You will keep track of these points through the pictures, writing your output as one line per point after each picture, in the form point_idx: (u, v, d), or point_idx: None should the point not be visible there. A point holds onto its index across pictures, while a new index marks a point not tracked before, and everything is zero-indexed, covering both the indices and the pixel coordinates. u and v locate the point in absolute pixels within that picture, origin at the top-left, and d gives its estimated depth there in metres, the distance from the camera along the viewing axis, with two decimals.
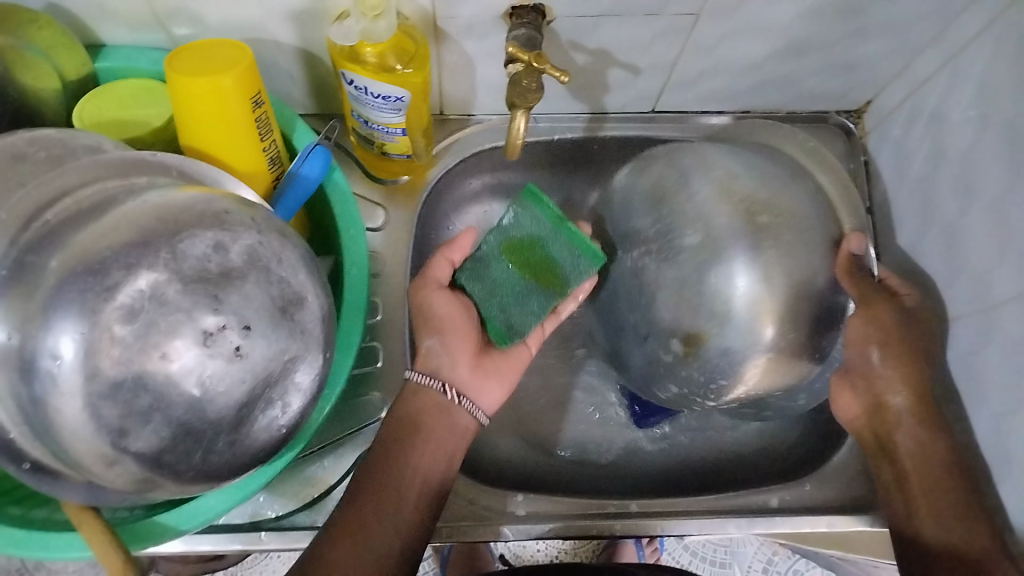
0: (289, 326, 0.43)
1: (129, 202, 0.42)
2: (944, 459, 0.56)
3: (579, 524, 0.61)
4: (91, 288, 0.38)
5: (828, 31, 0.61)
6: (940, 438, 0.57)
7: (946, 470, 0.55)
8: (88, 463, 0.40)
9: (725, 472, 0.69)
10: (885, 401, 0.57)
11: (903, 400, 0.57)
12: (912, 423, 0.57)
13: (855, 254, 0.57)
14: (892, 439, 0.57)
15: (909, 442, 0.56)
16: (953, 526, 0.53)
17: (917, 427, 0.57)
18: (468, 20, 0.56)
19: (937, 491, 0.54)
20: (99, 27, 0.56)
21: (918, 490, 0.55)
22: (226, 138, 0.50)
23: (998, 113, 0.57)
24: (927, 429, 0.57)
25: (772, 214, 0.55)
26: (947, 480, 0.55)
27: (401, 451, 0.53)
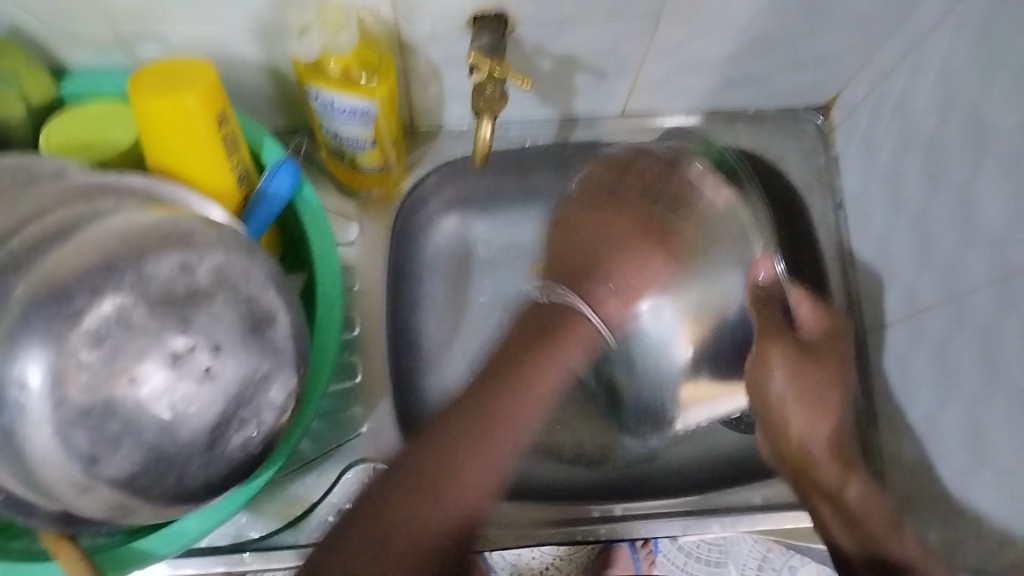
0: (260, 344, 0.42)
1: (93, 226, 0.42)
2: (863, 487, 0.55)
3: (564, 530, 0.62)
4: (54, 315, 0.38)
5: (789, 28, 0.62)
6: (850, 477, 0.55)
7: (864, 495, 0.55)
8: (60, 490, 0.40)
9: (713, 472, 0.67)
10: (791, 440, 0.55)
11: (808, 435, 0.55)
12: (821, 457, 0.55)
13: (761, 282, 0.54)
14: (808, 466, 0.55)
15: (829, 477, 0.55)
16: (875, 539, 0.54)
17: (825, 455, 0.55)
18: (429, 30, 0.56)
19: (867, 534, 0.54)
20: (63, 50, 0.55)
21: (847, 538, 0.54)
22: (192, 157, 0.50)
23: (960, 102, 0.57)
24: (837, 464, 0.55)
25: None
26: (870, 507, 0.55)
27: (443, 435, 0.45)
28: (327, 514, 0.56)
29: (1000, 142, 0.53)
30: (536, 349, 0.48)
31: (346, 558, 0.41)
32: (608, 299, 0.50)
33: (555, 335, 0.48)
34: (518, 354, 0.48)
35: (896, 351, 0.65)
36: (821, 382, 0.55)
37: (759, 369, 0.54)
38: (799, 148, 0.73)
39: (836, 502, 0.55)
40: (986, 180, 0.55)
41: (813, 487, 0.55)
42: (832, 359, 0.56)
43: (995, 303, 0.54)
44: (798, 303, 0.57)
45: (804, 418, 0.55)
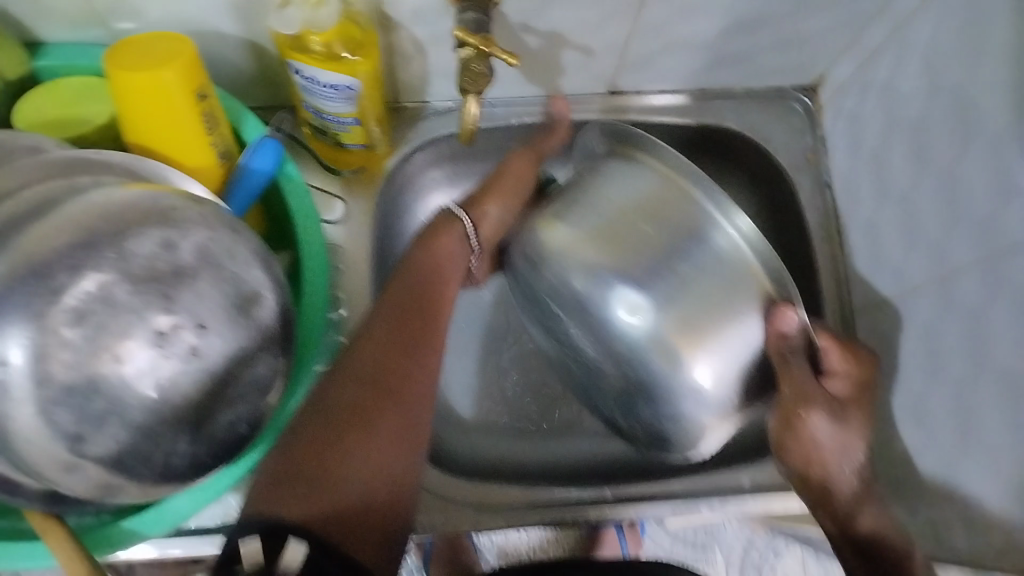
0: (246, 323, 0.42)
1: (72, 202, 0.41)
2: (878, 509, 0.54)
3: (554, 512, 0.61)
4: (35, 294, 0.37)
5: (777, 4, 0.62)
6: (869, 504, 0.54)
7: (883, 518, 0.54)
8: (44, 470, 0.39)
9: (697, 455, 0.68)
10: (811, 476, 0.53)
11: (837, 472, 0.53)
12: (843, 489, 0.53)
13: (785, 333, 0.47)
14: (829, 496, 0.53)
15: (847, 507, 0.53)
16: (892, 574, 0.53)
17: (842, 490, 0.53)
18: (415, 5, 0.56)
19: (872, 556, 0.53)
20: (37, 23, 0.54)
21: (851, 552, 0.54)
22: (172, 134, 0.49)
23: (948, 79, 0.57)
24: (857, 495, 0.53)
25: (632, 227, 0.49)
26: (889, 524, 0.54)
27: (351, 387, 0.48)
28: None
29: (988, 119, 0.53)
30: (420, 326, 0.53)
31: (294, 503, 0.43)
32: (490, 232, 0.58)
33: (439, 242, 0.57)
34: (388, 325, 0.52)
35: (881, 328, 0.66)
36: (854, 425, 0.53)
37: (789, 415, 0.51)
38: (785, 126, 0.73)
39: (848, 530, 0.54)
40: (973, 157, 0.55)
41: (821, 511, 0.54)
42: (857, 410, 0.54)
43: (980, 281, 0.55)
44: (830, 353, 0.54)
45: (834, 451, 0.52)
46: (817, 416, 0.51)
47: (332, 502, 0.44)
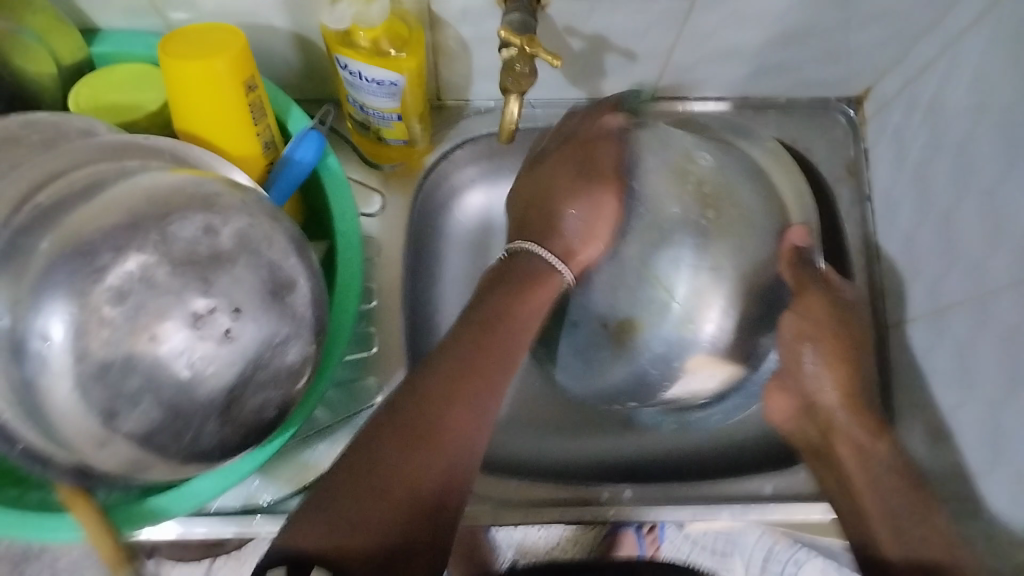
0: (280, 309, 0.43)
1: (119, 184, 0.42)
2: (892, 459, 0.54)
3: (572, 511, 0.61)
4: (79, 270, 0.39)
5: (825, 16, 0.61)
6: (883, 439, 0.54)
7: (894, 465, 0.53)
8: (78, 443, 0.40)
9: (716, 463, 0.68)
10: (815, 399, 0.56)
11: (831, 395, 0.56)
12: (849, 422, 0.55)
13: (797, 247, 0.58)
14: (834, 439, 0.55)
15: (851, 448, 0.54)
16: (914, 545, 0.50)
17: (845, 418, 0.55)
18: (461, 5, 0.56)
19: (892, 509, 0.51)
20: (94, 10, 0.56)
21: (870, 499, 0.52)
22: (220, 122, 0.50)
23: (995, 101, 0.56)
24: (867, 424, 0.55)
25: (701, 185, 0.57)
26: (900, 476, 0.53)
27: (433, 390, 0.45)
28: None
29: None
30: (489, 351, 0.48)
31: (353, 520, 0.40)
32: (574, 225, 0.55)
33: (517, 279, 0.52)
34: (468, 351, 0.47)
35: (915, 349, 0.65)
36: (840, 349, 0.56)
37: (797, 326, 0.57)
38: (827, 140, 0.73)
39: (867, 470, 0.53)
40: (1016, 179, 0.54)
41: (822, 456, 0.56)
42: (844, 345, 0.57)
43: (1017, 306, 0.54)
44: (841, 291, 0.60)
45: (832, 376, 0.56)
46: (815, 333, 0.56)
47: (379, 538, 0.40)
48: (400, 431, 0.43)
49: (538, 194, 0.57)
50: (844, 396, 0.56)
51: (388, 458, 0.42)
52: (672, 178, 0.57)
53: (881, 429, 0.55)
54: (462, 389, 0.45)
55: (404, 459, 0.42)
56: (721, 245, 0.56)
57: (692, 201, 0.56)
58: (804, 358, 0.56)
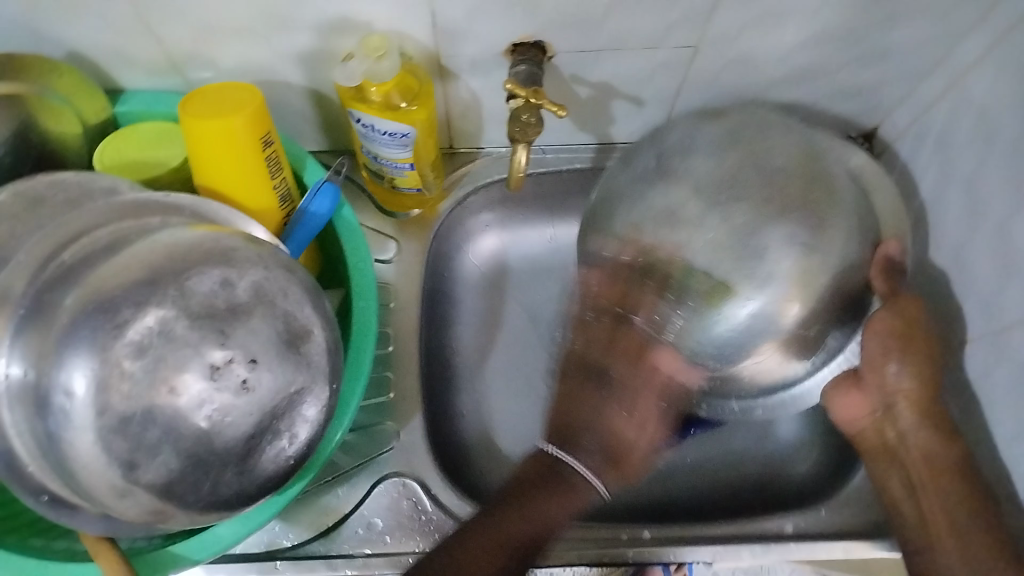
0: (296, 359, 0.44)
1: (141, 241, 0.44)
2: (960, 481, 0.54)
3: (612, 552, 0.59)
4: (102, 326, 0.40)
5: (829, 57, 0.62)
6: (955, 443, 0.56)
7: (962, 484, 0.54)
8: (100, 494, 0.41)
9: (740, 503, 0.67)
10: (894, 396, 0.56)
11: (910, 394, 0.55)
12: (918, 429, 0.56)
13: (890, 257, 0.52)
14: (898, 435, 0.56)
15: (920, 446, 0.56)
16: (976, 552, 0.51)
17: (921, 430, 0.56)
18: (470, 58, 0.58)
19: (954, 510, 0.53)
20: (119, 72, 0.58)
21: (936, 505, 0.54)
22: (238, 177, 0.51)
23: (999, 137, 0.57)
24: (939, 434, 0.55)
25: (802, 174, 0.51)
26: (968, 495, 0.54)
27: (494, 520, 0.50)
28: (357, 526, 0.57)
29: None
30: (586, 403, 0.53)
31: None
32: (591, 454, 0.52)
33: (554, 485, 0.51)
34: (589, 408, 0.53)
35: None
36: (926, 354, 0.56)
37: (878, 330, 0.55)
38: None
39: (934, 480, 0.54)
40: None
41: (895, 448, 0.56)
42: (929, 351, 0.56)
43: None
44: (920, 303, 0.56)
45: (911, 377, 0.55)
46: (892, 341, 0.55)
47: None
48: (483, 538, 0.49)
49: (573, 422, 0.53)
50: (918, 401, 0.56)
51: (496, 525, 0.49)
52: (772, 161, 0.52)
53: (953, 435, 0.56)
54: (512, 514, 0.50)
55: (486, 557, 0.48)
56: (825, 243, 0.49)
57: (793, 191, 0.50)
58: (889, 365, 0.55)
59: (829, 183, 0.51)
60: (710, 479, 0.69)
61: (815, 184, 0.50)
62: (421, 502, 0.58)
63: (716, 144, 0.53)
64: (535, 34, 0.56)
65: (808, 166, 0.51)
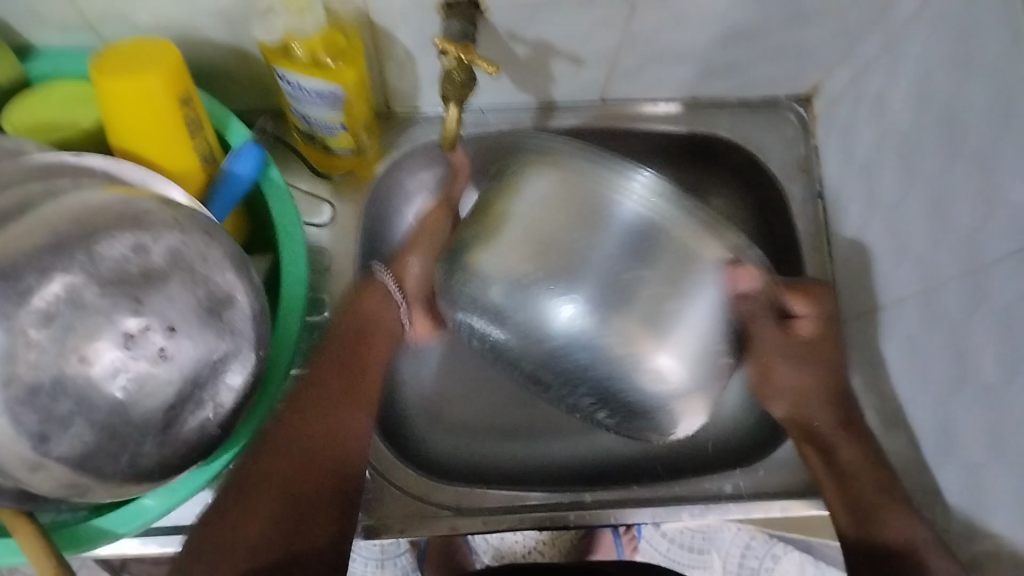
0: (217, 326, 0.43)
1: (49, 206, 0.42)
2: (862, 453, 0.56)
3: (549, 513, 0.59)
4: (2, 293, 0.38)
5: (769, 16, 0.61)
6: (856, 446, 0.56)
7: (867, 461, 0.56)
8: (11, 468, 0.40)
9: (645, 469, 0.66)
10: (802, 417, 0.58)
11: (816, 419, 0.58)
12: (834, 435, 0.57)
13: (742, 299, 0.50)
14: (830, 450, 0.57)
15: (818, 456, 0.57)
16: (886, 530, 0.52)
17: (851, 445, 0.56)
18: (400, 14, 0.56)
19: (858, 497, 0.54)
20: (27, 27, 0.55)
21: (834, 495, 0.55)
22: (155, 137, 0.49)
23: (935, 95, 0.56)
24: (855, 441, 0.57)
25: (547, 242, 0.51)
26: (871, 471, 0.55)
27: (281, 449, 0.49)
28: None
29: (968, 138, 0.53)
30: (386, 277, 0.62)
31: (242, 517, 0.46)
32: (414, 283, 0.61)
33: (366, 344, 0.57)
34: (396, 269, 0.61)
35: (869, 345, 0.64)
36: (825, 360, 0.59)
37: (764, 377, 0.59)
38: (779, 137, 0.72)
39: (837, 468, 0.56)
40: (956, 173, 0.54)
41: (811, 444, 0.58)
42: (830, 355, 0.59)
43: (963, 298, 0.54)
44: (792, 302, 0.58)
45: (816, 389, 0.58)
46: (786, 372, 0.58)
47: (270, 517, 0.47)
48: (289, 450, 0.49)
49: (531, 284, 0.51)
50: (834, 407, 0.58)
51: (297, 441, 0.50)
52: (515, 266, 0.52)
53: (863, 440, 0.57)
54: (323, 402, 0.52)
55: (298, 488, 0.48)
56: (635, 305, 0.50)
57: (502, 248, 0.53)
58: (783, 378, 0.59)
59: (546, 228, 0.51)
60: (621, 441, 0.68)
61: (572, 209, 0.50)
62: None
63: (520, 260, 0.52)
64: None
65: (529, 207, 0.52)
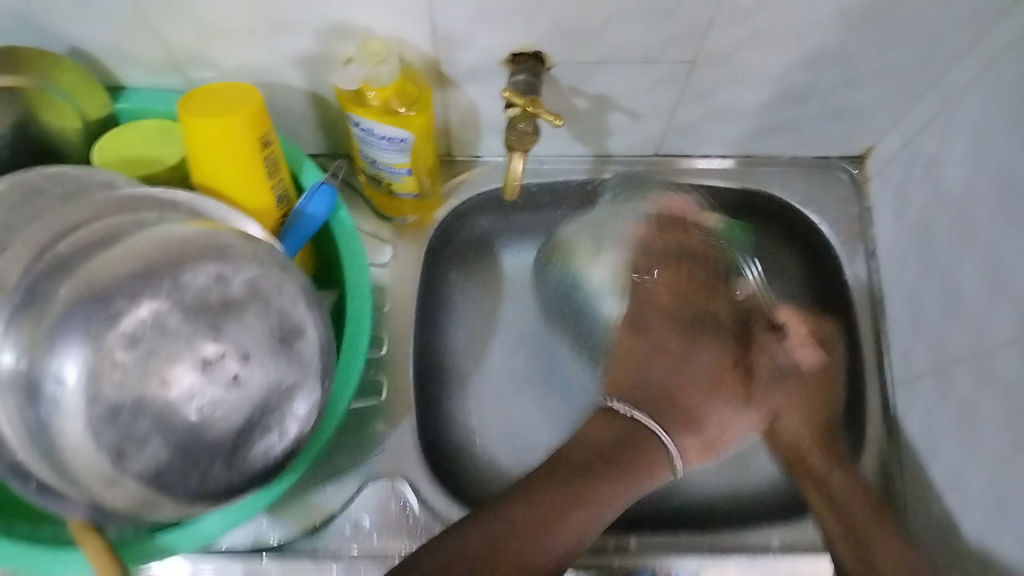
0: (287, 356, 0.44)
1: (139, 236, 0.44)
2: (862, 506, 0.57)
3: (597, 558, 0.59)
4: (94, 315, 0.41)
5: (825, 78, 0.63)
6: (847, 477, 0.59)
7: (863, 508, 0.57)
8: (89, 482, 0.42)
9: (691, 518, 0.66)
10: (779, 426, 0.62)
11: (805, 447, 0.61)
12: (832, 474, 0.59)
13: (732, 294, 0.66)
14: (824, 475, 0.59)
15: (816, 496, 0.59)
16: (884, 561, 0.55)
17: (840, 475, 0.59)
18: (469, 67, 0.59)
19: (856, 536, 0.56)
20: (121, 70, 0.59)
21: (835, 525, 0.57)
22: (236, 175, 0.52)
23: (989, 158, 0.57)
24: (846, 478, 0.59)
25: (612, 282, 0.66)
26: (862, 518, 0.57)
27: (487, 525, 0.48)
28: (344, 525, 0.57)
29: None
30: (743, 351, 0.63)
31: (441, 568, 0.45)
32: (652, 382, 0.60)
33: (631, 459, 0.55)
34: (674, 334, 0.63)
35: (917, 405, 0.64)
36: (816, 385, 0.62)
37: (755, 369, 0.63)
38: (830, 196, 0.74)
39: (830, 498, 0.58)
40: (1012, 237, 0.55)
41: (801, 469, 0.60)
42: (824, 385, 0.63)
43: (1016, 359, 0.53)
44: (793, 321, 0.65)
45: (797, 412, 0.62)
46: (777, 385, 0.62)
47: None
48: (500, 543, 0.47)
49: (667, 388, 0.60)
50: (821, 442, 0.61)
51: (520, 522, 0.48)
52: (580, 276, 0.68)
53: (855, 481, 0.59)
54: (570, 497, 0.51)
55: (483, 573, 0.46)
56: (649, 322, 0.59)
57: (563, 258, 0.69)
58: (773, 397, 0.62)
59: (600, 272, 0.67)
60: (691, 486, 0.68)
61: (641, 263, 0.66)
62: (411, 506, 0.58)
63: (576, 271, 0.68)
64: (535, 45, 0.57)
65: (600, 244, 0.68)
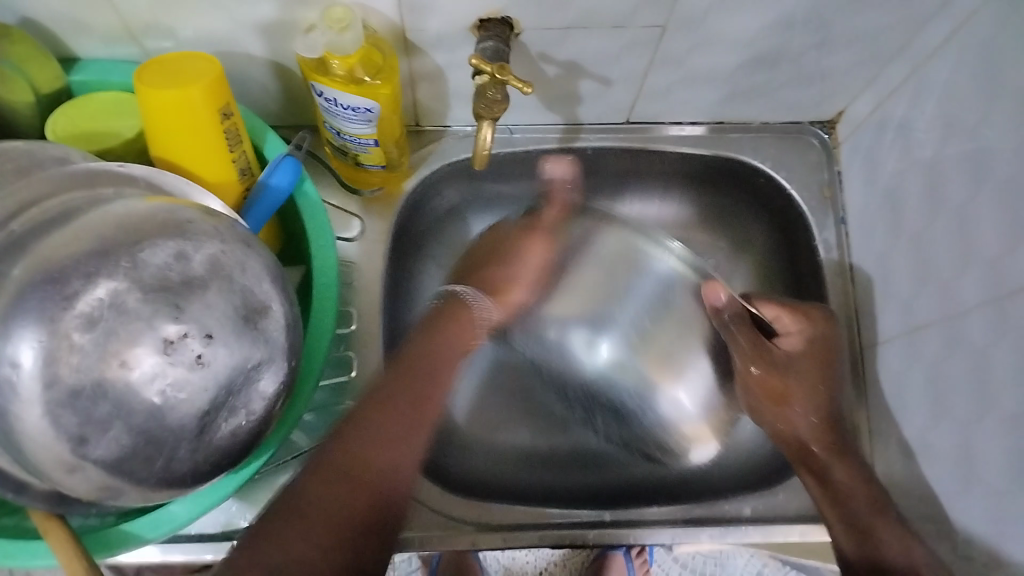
0: (253, 335, 0.43)
1: (95, 213, 0.42)
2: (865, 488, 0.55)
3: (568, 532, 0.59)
4: (50, 297, 0.39)
5: (796, 41, 0.62)
6: (859, 476, 0.56)
7: (868, 493, 0.55)
8: (49, 468, 0.40)
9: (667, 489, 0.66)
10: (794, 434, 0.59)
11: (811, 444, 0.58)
12: (835, 462, 0.57)
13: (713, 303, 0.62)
14: (825, 466, 0.57)
15: (813, 479, 0.57)
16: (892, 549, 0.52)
17: (844, 466, 0.56)
18: (436, 33, 0.57)
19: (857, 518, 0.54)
20: (73, 39, 0.56)
21: (840, 520, 0.54)
22: (195, 147, 0.50)
23: (961, 121, 0.57)
24: (854, 472, 0.56)
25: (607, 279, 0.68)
26: (870, 495, 0.55)
27: (357, 441, 0.46)
28: None
29: (996, 164, 0.53)
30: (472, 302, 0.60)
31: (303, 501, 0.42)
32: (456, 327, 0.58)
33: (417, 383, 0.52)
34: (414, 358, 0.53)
35: (887, 370, 0.65)
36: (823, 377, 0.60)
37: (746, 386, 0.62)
38: (801, 162, 0.73)
39: (835, 492, 0.55)
40: (983, 201, 0.54)
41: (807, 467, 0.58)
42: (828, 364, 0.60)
43: (986, 324, 0.53)
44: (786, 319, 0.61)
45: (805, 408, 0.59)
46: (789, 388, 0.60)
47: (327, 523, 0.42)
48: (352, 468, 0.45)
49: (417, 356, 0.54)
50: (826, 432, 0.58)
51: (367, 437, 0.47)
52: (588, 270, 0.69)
53: (861, 470, 0.56)
54: (392, 417, 0.49)
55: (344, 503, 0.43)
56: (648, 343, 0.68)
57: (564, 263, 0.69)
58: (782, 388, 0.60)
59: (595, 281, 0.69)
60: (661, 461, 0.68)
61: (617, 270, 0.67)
62: None
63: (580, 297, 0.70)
64: (503, 10, 0.56)
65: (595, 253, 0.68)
